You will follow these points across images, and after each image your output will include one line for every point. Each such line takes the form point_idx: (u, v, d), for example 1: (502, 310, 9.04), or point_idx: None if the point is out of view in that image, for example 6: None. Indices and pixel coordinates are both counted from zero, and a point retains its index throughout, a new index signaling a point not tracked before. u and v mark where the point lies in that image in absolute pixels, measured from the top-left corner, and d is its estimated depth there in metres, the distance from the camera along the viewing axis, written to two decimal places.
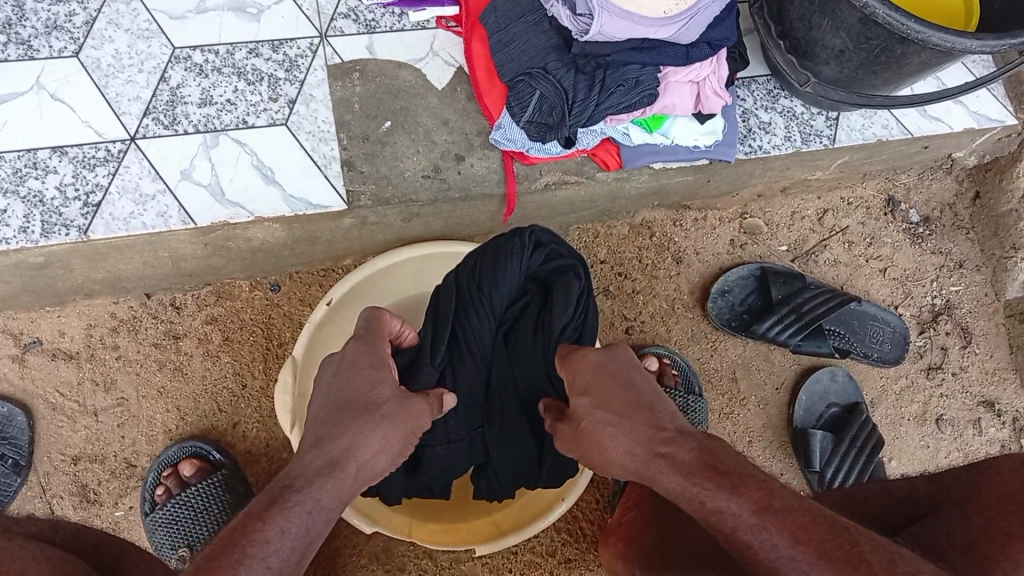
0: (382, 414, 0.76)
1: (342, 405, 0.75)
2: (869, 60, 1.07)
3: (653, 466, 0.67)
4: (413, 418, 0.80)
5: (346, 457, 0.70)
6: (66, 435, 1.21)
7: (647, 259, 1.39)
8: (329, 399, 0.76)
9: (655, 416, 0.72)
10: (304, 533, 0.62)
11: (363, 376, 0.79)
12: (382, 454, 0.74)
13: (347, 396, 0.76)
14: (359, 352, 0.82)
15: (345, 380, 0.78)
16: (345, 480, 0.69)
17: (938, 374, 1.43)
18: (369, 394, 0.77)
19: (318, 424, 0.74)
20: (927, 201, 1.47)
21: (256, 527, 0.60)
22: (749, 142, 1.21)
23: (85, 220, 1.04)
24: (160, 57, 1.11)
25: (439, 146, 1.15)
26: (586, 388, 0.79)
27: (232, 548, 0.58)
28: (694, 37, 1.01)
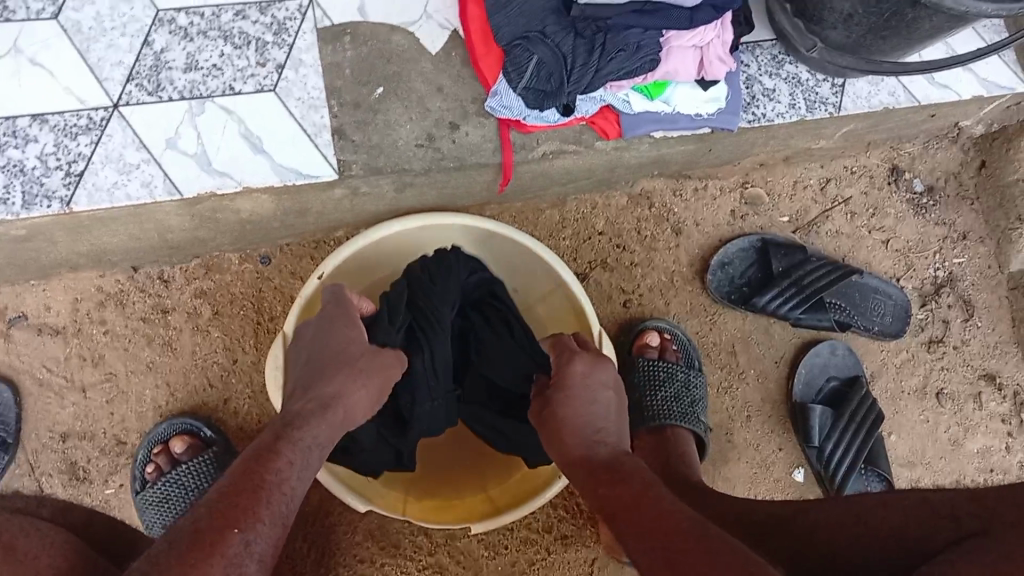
0: (360, 366, 0.88)
1: (325, 360, 0.87)
2: (878, 25, 1.03)
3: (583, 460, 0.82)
4: (388, 371, 0.91)
5: (334, 403, 0.84)
6: (54, 411, 1.19)
7: (646, 230, 1.36)
8: (316, 355, 0.89)
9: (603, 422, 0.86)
10: (305, 466, 0.78)
11: (343, 332, 0.91)
12: (367, 401, 0.88)
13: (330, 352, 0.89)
14: (338, 310, 0.93)
15: (327, 337, 0.90)
16: (335, 419, 0.83)
17: (939, 348, 1.41)
18: (350, 347, 0.89)
19: (307, 376, 0.87)
20: (931, 170, 1.45)
21: (270, 457, 0.75)
22: (753, 110, 1.18)
23: (68, 191, 1.01)
24: (143, 19, 1.07)
25: (433, 114, 1.11)
26: (554, 384, 0.91)
27: (252, 473, 0.73)
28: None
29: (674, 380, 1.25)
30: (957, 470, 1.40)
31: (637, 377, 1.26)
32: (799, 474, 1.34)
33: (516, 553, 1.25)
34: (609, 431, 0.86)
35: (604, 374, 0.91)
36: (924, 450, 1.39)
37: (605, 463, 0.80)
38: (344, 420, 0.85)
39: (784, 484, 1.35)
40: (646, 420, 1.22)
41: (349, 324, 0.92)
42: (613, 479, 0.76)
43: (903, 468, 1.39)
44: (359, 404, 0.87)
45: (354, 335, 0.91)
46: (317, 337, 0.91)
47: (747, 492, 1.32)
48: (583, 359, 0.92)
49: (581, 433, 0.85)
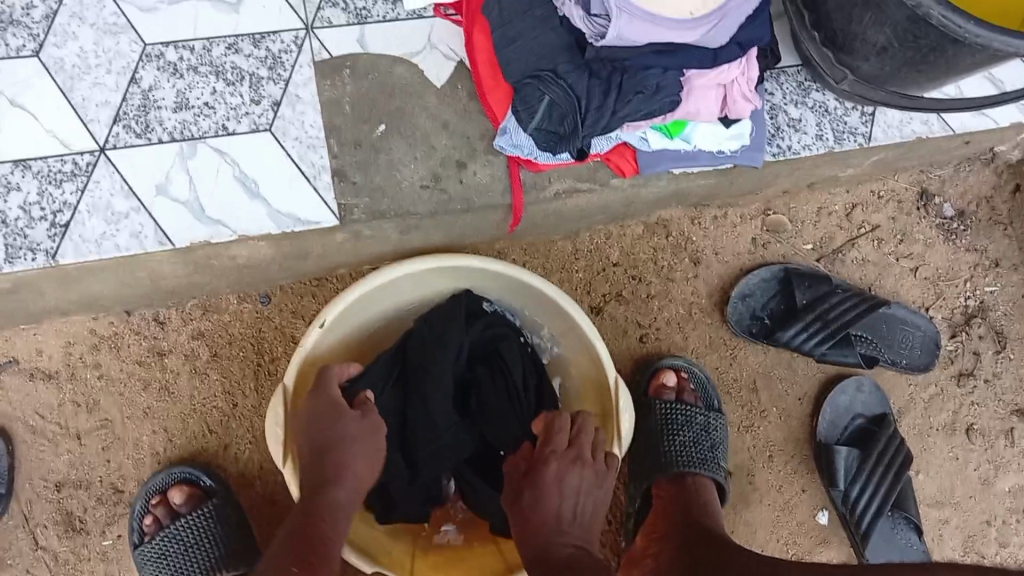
0: (350, 437, 0.93)
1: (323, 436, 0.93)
2: (915, 58, 0.96)
3: (544, 562, 0.83)
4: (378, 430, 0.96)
5: (345, 480, 0.92)
6: (49, 460, 1.15)
7: (663, 260, 1.30)
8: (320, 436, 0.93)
9: (565, 530, 0.87)
10: (340, 525, 0.89)
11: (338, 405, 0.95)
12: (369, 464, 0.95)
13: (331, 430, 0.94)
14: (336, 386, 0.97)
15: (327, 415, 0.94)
16: (346, 484, 0.92)
17: (969, 382, 1.35)
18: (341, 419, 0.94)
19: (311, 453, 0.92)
20: (963, 194, 1.38)
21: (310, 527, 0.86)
22: (777, 141, 1.11)
23: (53, 243, 0.96)
24: (130, 55, 1.01)
25: (439, 152, 1.05)
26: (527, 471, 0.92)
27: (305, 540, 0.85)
28: (723, 37, 0.89)
29: (692, 425, 1.20)
30: (987, 510, 1.34)
31: (656, 422, 1.22)
32: (824, 516, 1.29)
33: None
34: (574, 532, 0.87)
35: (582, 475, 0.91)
36: (953, 490, 1.34)
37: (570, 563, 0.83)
38: (355, 482, 0.93)
39: (807, 527, 1.29)
40: (664, 467, 1.18)
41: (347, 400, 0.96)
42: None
43: (931, 508, 1.33)
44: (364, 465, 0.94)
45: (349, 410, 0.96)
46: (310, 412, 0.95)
47: (768, 537, 1.27)
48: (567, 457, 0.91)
49: (547, 533, 0.86)
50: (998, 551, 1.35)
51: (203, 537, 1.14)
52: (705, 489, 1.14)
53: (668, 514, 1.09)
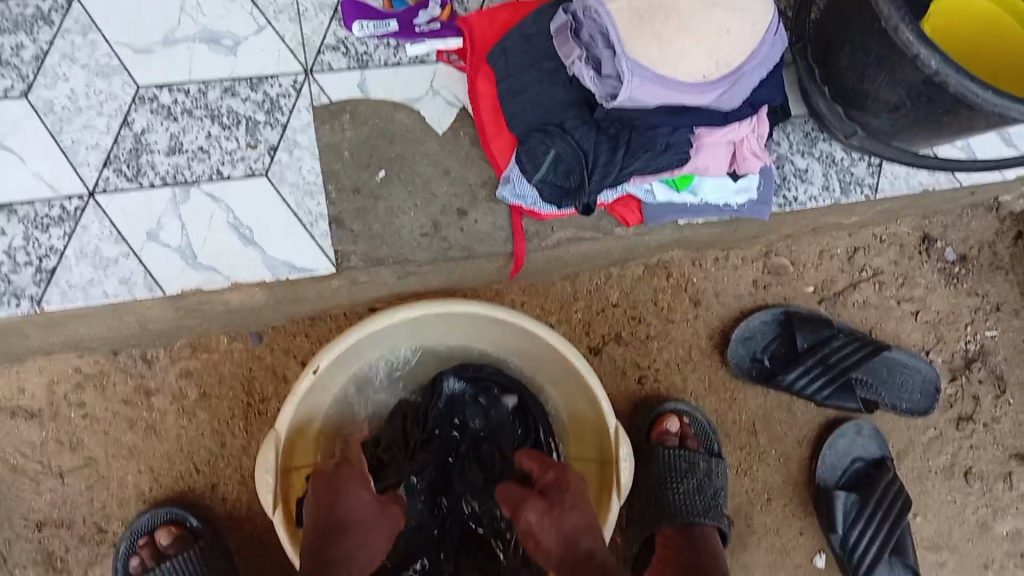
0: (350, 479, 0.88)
1: (322, 532, 0.82)
2: (929, 119, 0.94)
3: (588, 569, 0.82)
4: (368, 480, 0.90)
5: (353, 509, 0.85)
6: (30, 498, 1.13)
7: (663, 302, 1.28)
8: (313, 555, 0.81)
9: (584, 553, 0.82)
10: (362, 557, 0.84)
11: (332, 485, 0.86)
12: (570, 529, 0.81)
13: (337, 522, 0.83)
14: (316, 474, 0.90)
15: (333, 515, 0.83)
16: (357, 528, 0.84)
17: (968, 426, 1.35)
18: (354, 506, 0.85)
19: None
20: (965, 240, 1.36)
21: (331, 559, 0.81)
22: (784, 193, 1.09)
23: (39, 289, 0.92)
24: (122, 97, 0.96)
25: (439, 199, 1.01)
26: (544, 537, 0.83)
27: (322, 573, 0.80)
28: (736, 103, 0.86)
29: (695, 471, 1.19)
30: (984, 553, 1.34)
31: (657, 466, 1.20)
32: (821, 559, 1.30)
33: None
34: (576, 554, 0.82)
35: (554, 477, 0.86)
36: (950, 532, 1.34)
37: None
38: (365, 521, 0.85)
39: (804, 570, 1.30)
40: (669, 516, 1.16)
41: (354, 477, 0.88)
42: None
43: (926, 550, 1.34)
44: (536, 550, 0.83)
45: (356, 478, 0.88)
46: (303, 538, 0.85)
47: None
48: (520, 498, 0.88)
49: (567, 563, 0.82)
50: None
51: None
52: (711, 540, 1.13)
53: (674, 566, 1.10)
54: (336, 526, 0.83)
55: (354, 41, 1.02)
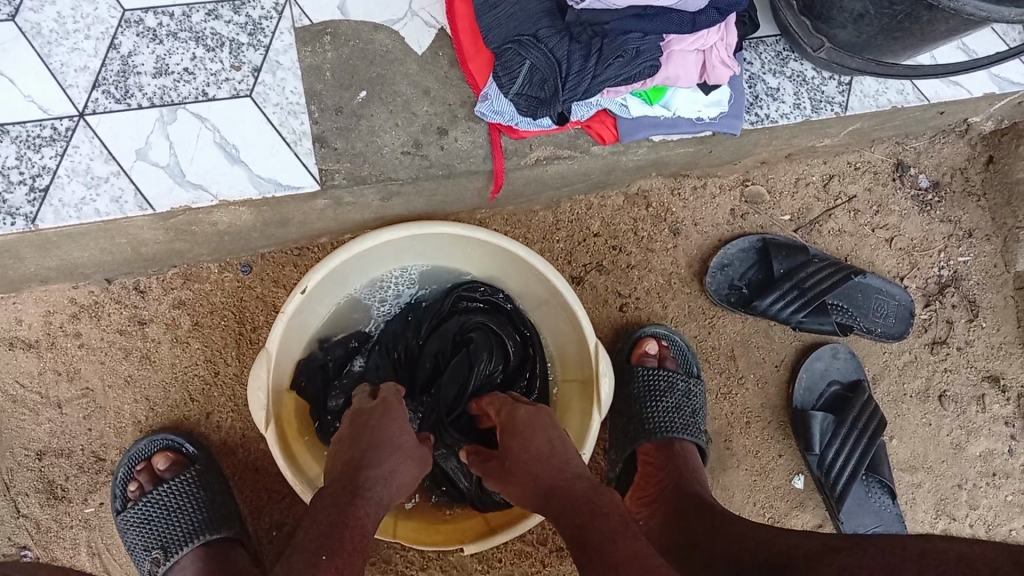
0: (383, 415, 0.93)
1: (361, 448, 0.88)
2: (892, 26, 0.97)
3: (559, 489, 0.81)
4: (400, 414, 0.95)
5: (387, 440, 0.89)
6: (29, 428, 1.15)
7: (643, 231, 1.30)
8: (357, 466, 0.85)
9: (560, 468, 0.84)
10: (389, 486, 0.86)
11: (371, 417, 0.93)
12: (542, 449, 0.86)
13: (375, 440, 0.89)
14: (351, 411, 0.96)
15: (371, 434, 0.89)
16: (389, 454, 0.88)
17: (942, 349, 1.37)
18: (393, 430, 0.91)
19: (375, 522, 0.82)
20: (938, 166, 1.39)
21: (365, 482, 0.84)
22: (756, 110, 1.12)
23: (33, 208, 0.95)
24: (108, 21, 0.99)
25: (420, 119, 1.04)
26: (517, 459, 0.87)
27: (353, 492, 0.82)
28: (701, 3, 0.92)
29: (674, 391, 1.21)
30: (958, 473, 1.37)
31: (634, 387, 1.23)
32: (799, 481, 1.32)
33: (510, 567, 1.21)
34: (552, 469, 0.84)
35: (520, 414, 0.91)
36: (926, 454, 1.37)
37: (567, 495, 0.79)
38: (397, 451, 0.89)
39: (782, 490, 1.33)
40: (648, 432, 1.18)
41: (395, 406, 0.95)
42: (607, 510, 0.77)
43: (903, 471, 1.36)
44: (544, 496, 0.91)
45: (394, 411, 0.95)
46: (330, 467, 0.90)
47: (745, 500, 1.30)
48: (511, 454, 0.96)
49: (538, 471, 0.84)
50: (968, 513, 1.38)
51: (186, 503, 1.10)
52: (691, 455, 1.16)
53: (658, 479, 1.12)
54: (378, 444, 0.88)
55: None
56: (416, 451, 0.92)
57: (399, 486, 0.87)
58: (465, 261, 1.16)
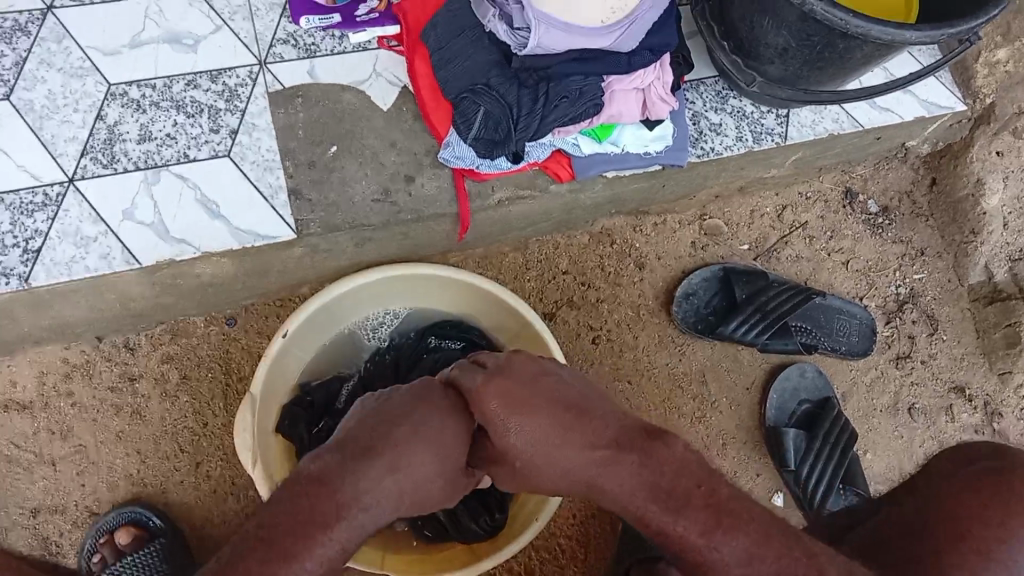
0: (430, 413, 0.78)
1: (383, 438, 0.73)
2: (813, 57, 1.06)
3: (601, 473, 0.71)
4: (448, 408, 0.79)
5: (422, 448, 0.75)
6: (24, 488, 1.18)
7: (610, 267, 1.37)
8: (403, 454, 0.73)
9: (588, 435, 0.72)
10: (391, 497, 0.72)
11: (436, 400, 0.79)
12: (551, 442, 0.72)
13: (439, 434, 0.76)
14: (406, 398, 0.80)
15: (434, 436, 0.76)
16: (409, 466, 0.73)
17: (907, 364, 1.43)
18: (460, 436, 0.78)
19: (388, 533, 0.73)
20: (884, 191, 1.47)
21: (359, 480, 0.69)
22: (701, 144, 1.20)
23: (26, 268, 1.01)
24: (96, 95, 1.08)
25: (388, 167, 1.12)
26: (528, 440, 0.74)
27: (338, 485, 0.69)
28: (632, 45, 1.00)
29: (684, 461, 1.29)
30: None
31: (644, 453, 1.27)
32: (780, 499, 1.36)
33: None
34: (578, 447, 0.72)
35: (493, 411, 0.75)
36: (901, 467, 1.41)
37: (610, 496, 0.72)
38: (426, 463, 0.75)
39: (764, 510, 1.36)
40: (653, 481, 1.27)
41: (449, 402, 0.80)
42: (675, 478, 0.69)
43: (881, 485, 1.40)
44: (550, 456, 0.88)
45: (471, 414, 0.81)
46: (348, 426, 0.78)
47: None
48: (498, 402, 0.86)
49: (570, 463, 0.72)
50: None
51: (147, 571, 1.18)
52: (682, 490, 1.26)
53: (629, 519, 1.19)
54: (430, 446, 0.75)
55: (302, 35, 1.15)
56: (441, 471, 0.77)
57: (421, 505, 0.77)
58: (443, 299, 1.23)
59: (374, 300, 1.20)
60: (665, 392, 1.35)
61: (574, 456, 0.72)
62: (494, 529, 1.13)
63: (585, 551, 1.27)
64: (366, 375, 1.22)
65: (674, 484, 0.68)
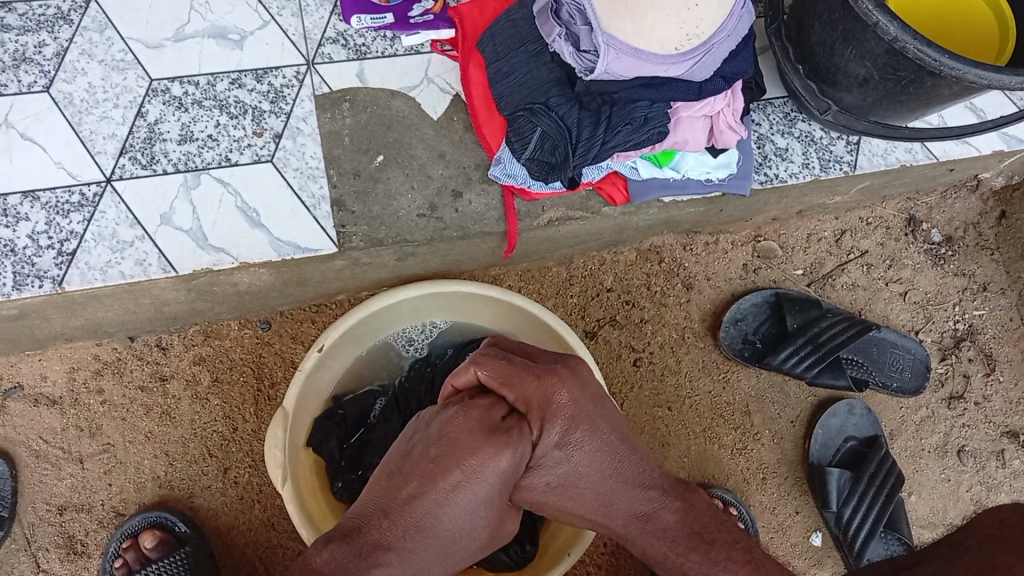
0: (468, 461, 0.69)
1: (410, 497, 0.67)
2: (895, 90, 0.99)
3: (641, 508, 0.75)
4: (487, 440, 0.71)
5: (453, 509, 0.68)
6: (51, 484, 1.17)
7: (656, 286, 1.31)
8: (425, 549, 0.67)
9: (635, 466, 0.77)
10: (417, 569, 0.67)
11: (467, 433, 0.70)
12: (607, 472, 0.75)
13: (475, 495, 0.68)
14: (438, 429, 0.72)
15: (466, 506, 0.68)
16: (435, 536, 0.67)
17: (960, 404, 1.37)
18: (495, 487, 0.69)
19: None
20: (950, 221, 1.39)
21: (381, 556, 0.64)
22: (765, 170, 1.14)
23: (60, 271, 0.98)
24: (137, 90, 1.04)
25: (435, 181, 1.06)
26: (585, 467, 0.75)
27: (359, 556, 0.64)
28: (710, 71, 0.93)
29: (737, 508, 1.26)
30: None
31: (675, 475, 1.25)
32: (817, 538, 1.33)
33: None
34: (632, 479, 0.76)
35: (556, 427, 0.74)
36: (946, 510, 1.36)
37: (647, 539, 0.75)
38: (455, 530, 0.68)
39: (800, 547, 1.33)
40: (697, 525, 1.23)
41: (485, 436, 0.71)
42: (717, 530, 0.74)
43: (923, 528, 1.36)
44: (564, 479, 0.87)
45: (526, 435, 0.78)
46: (366, 498, 0.71)
47: None
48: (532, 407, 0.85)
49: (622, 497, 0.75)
50: None
51: None
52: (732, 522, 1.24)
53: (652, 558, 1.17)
54: (461, 510, 0.68)
55: (353, 35, 1.09)
56: (475, 527, 0.70)
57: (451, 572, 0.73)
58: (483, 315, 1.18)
59: (413, 313, 1.15)
60: (706, 421, 1.31)
61: (622, 490, 0.75)
62: (525, 560, 1.10)
63: None
64: (399, 392, 1.18)
65: (715, 535, 0.73)
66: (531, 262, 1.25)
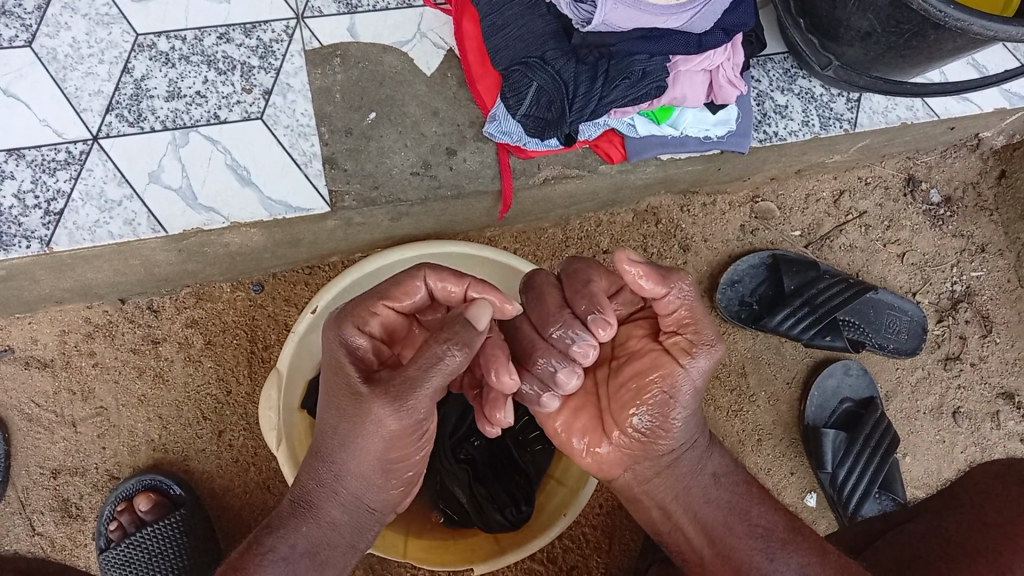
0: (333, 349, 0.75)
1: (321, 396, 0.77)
2: (899, 44, 0.97)
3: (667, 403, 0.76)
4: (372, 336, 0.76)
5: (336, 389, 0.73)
6: (44, 447, 1.16)
7: (653, 248, 1.29)
8: (328, 434, 0.74)
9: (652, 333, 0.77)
10: (331, 456, 0.74)
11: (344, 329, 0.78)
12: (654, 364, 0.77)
13: (341, 371, 0.72)
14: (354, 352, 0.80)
15: (341, 386, 0.73)
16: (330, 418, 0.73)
17: (956, 365, 1.37)
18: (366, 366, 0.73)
19: (327, 545, 0.75)
20: (950, 180, 1.38)
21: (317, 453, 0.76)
22: (764, 128, 1.12)
23: (48, 231, 0.97)
24: (122, 46, 1.01)
25: (429, 139, 1.04)
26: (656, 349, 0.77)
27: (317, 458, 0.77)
28: (707, 25, 0.94)
29: None
30: None
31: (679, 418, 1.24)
32: (812, 498, 1.33)
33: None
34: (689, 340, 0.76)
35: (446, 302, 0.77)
36: (939, 471, 1.37)
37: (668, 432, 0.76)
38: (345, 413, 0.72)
39: (794, 507, 1.34)
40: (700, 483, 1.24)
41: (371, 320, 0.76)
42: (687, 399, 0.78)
43: (917, 489, 1.36)
44: (589, 452, 0.84)
45: (452, 323, 0.69)
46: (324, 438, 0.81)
47: None
48: (627, 343, 0.84)
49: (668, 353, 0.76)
50: None
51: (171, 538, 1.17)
52: None
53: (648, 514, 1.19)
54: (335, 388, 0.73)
55: None
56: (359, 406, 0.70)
57: (349, 475, 0.74)
58: None
59: None
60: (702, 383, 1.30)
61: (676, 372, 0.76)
62: (521, 521, 1.08)
63: (610, 540, 1.26)
64: None
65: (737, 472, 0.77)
66: (526, 223, 1.23)
